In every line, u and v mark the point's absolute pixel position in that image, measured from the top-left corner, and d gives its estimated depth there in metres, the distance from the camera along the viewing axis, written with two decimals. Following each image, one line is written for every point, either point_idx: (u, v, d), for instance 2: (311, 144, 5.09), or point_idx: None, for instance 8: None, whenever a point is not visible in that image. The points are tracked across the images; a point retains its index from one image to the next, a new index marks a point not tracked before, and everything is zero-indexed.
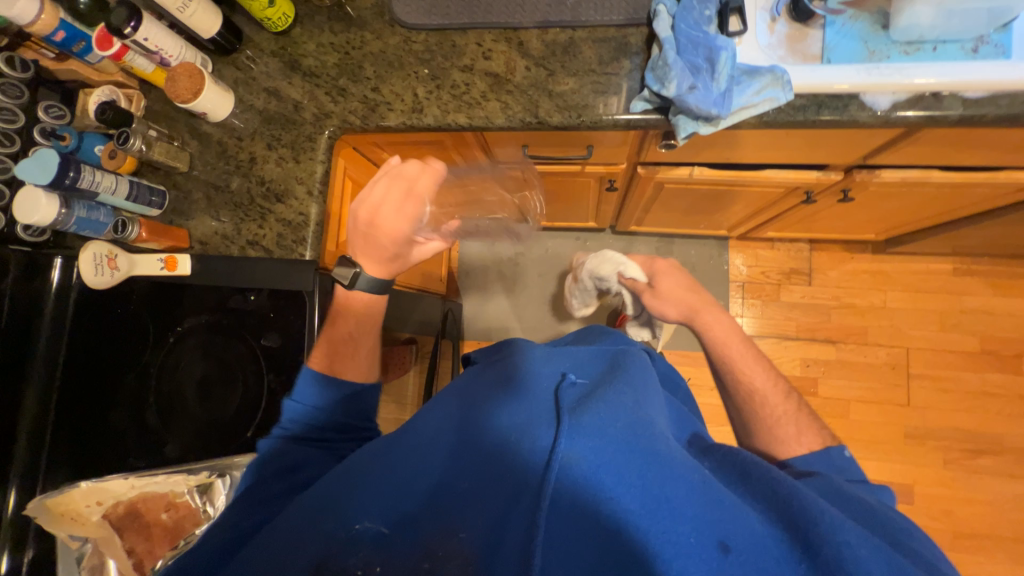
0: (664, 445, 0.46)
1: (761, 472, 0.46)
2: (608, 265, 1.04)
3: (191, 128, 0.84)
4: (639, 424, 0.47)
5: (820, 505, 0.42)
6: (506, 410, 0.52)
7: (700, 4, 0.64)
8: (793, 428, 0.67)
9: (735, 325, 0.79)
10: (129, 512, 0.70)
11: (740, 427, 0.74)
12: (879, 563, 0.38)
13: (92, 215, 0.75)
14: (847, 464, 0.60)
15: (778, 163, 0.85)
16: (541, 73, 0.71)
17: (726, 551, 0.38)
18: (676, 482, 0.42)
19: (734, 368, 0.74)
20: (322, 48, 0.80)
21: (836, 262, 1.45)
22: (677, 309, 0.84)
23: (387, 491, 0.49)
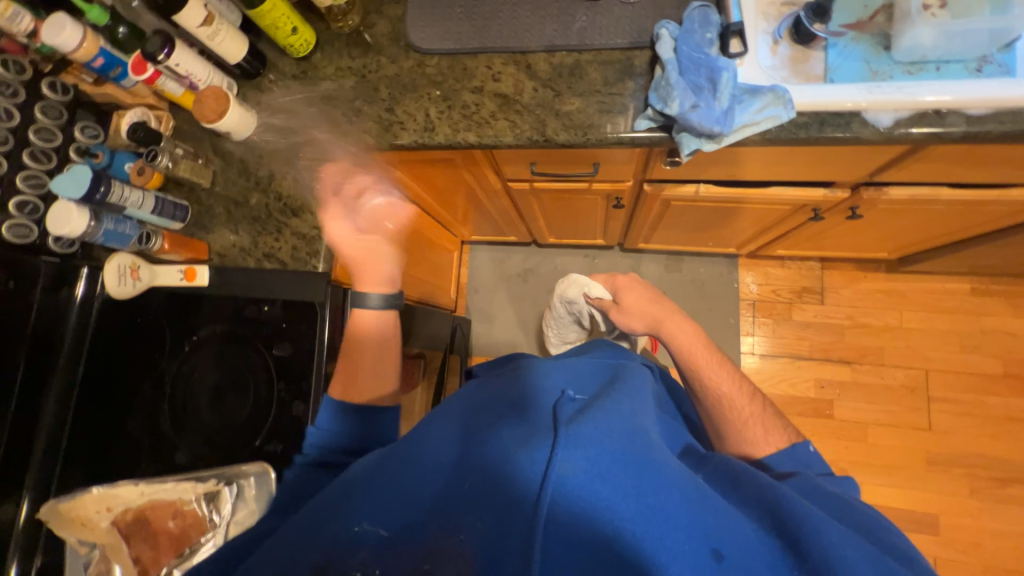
0: (659, 453, 0.47)
1: (751, 478, 0.48)
2: (574, 288, 1.07)
3: (216, 147, 0.88)
4: (634, 434, 0.48)
5: (804, 504, 0.44)
6: (506, 423, 0.52)
7: (702, 28, 0.67)
8: (760, 428, 0.67)
9: (699, 331, 0.80)
10: (137, 519, 0.69)
11: (710, 431, 0.74)
12: (862, 562, 0.40)
13: (118, 228, 0.78)
14: (812, 459, 0.63)
15: (783, 180, 0.85)
16: (548, 94, 0.74)
17: (719, 559, 0.41)
18: (670, 490, 0.44)
19: (701, 374, 0.74)
20: (341, 72, 0.84)
21: (850, 281, 1.43)
22: (642, 323, 0.85)
23: (387, 498, 0.49)
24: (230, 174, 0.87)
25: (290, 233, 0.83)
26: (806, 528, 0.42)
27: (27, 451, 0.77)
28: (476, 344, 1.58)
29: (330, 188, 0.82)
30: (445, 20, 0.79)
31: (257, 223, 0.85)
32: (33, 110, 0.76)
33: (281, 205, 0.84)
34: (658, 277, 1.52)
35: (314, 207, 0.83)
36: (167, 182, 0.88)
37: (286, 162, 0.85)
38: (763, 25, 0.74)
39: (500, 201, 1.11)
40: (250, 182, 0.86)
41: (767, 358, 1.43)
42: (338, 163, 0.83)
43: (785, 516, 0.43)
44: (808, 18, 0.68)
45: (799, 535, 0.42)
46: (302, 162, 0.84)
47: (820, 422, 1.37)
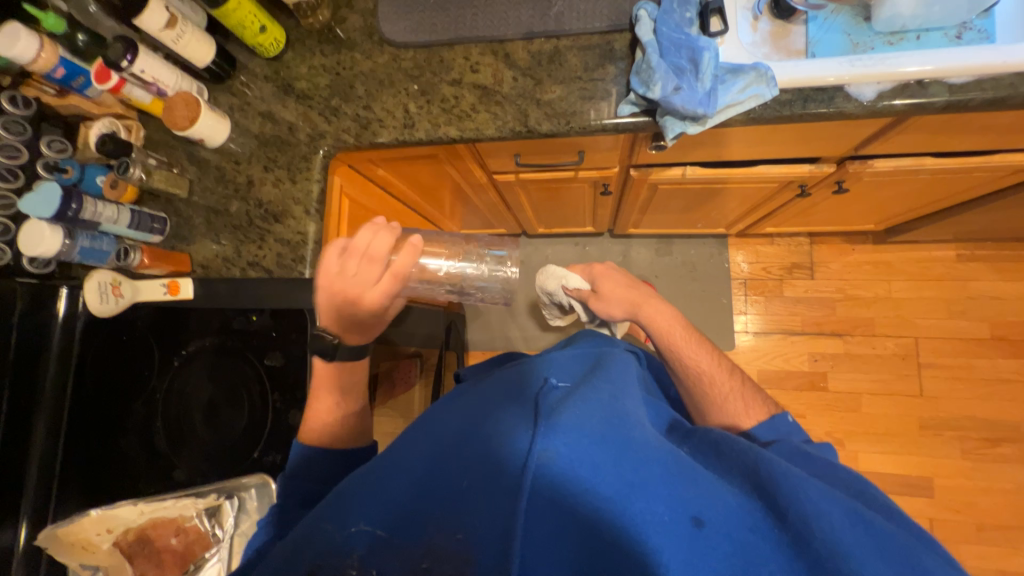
0: (639, 431, 0.47)
1: (732, 445, 0.48)
2: (552, 280, 1.10)
3: (191, 155, 0.86)
4: (615, 416, 0.48)
5: (782, 464, 0.44)
6: (492, 418, 0.53)
7: (681, 7, 0.65)
8: (741, 403, 0.67)
9: (676, 314, 0.82)
10: (139, 539, 0.70)
11: (691, 409, 0.73)
12: (842, 516, 0.40)
13: (95, 244, 0.76)
14: (792, 428, 0.61)
15: (769, 159, 0.85)
16: (528, 82, 0.72)
17: (700, 526, 0.41)
18: (650, 466, 0.44)
19: (681, 354, 0.74)
20: (314, 70, 0.82)
21: (838, 254, 1.44)
22: (620, 308, 0.87)
23: (373, 495, 0.48)
24: (207, 183, 0.85)
25: (273, 240, 0.81)
26: (784, 490, 0.42)
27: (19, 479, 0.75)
28: (472, 338, 1.58)
29: (311, 192, 0.80)
30: (417, 11, 0.77)
31: (239, 231, 0.83)
32: None
33: (262, 211, 0.82)
34: (649, 261, 1.52)
35: (297, 213, 0.81)
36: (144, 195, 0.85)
37: (264, 167, 0.82)
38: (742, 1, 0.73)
39: (486, 194, 1.10)
40: (229, 190, 0.83)
41: (760, 335, 1.45)
42: (318, 165, 0.80)
43: (764, 480, 0.43)
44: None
45: (779, 498, 0.42)
46: (281, 166, 0.82)
47: (815, 395, 1.39)
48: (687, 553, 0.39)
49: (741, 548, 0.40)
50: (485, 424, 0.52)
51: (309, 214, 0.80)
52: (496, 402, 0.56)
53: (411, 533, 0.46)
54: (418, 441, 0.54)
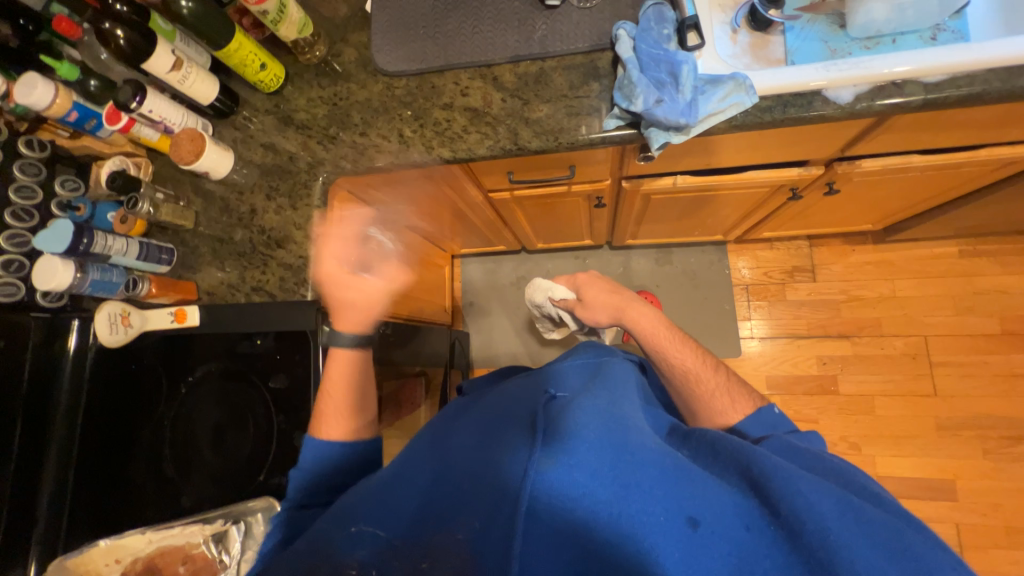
0: (636, 436, 0.47)
1: (725, 443, 0.48)
2: (538, 293, 1.14)
3: (196, 187, 0.89)
4: (613, 422, 0.49)
5: (775, 459, 0.43)
6: (493, 430, 0.53)
7: (658, 24, 0.67)
8: (727, 398, 0.67)
9: (661, 313, 0.82)
10: (145, 570, 0.68)
11: (684, 411, 0.73)
12: (832, 506, 0.40)
13: (106, 276, 0.78)
14: (779, 419, 0.62)
15: (758, 163, 0.86)
16: (517, 103, 0.75)
17: (695, 526, 0.40)
18: (647, 469, 0.44)
19: (666, 354, 0.75)
20: (312, 102, 0.86)
21: (839, 255, 1.44)
22: (605, 314, 0.87)
23: (376, 503, 0.49)
24: (212, 213, 0.87)
25: (276, 264, 0.83)
26: (778, 484, 0.41)
27: (31, 509, 0.76)
28: (476, 356, 1.58)
29: (311, 218, 0.83)
30: (408, 42, 0.81)
31: (242, 258, 0.85)
32: (12, 169, 0.78)
33: (265, 238, 0.84)
34: (649, 271, 1.53)
35: (298, 238, 0.83)
36: (152, 228, 0.88)
37: (266, 196, 0.85)
38: (719, 15, 0.76)
39: (483, 212, 1.12)
40: (233, 219, 0.86)
41: (765, 340, 1.44)
42: (317, 191, 0.83)
43: (757, 475, 0.43)
44: (764, 5, 0.70)
45: (773, 492, 0.41)
46: (282, 194, 0.85)
47: (827, 399, 1.36)
48: (683, 553, 0.39)
49: (735, 543, 0.40)
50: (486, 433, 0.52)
51: (310, 239, 0.82)
52: (496, 414, 0.56)
53: (411, 543, 0.46)
54: (419, 454, 0.54)
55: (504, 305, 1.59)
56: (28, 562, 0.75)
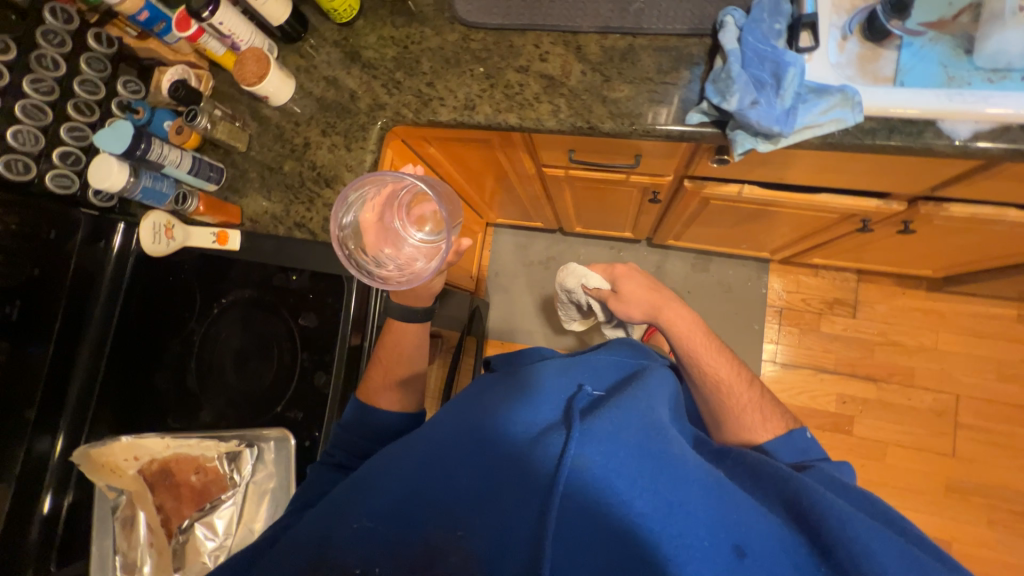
0: (675, 450, 0.48)
1: (772, 471, 0.51)
2: (571, 277, 1.05)
3: (253, 110, 0.87)
4: (651, 429, 0.50)
5: (822, 493, 0.46)
6: (521, 415, 0.53)
7: (770, 16, 0.61)
8: (758, 415, 0.68)
9: (697, 317, 0.79)
10: (162, 470, 0.76)
11: (707, 419, 0.74)
12: (887, 552, 0.41)
13: (156, 185, 0.78)
14: (809, 444, 0.64)
15: (837, 187, 0.80)
16: (597, 78, 0.70)
17: (740, 554, 0.42)
18: (688, 486, 0.45)
19: (700, 362, 0.74)
20: (382, 41, 0.82)
21: (886, 296, 1.38)
22: (640, 311, 0.84)
23: (393, 485, 0.50)
24: (266, 140, 0.86)
25: (322, 204, 0.82)
26: (829, 521, 0.43)
27: (64, 389, 0.82)
28: (492, 326, 1.58)
29: (364, 162, 0.81)
30: None
31: (290, 190, 0.83)
32: (80, 62, 0.78)
33: (315, 174, 0.82)
34: (683, 275, 1.49)
35: (347, 180, 0.81)
36: (204, 144, 0.87)
37: (322, 131, 0.83)
38: (833, 18, 0.70)
39: (531, 185, 1.08)
40: (286, 150, 0.84)
41: (786, 367, 1.40)
42: (374, 136, 0.81)
43: (805, 507, 0.45)
44: (887, 16, 0.64)
45: (823, 529, 0.43)
46: (338, 133, 0.82)
47: (837, 438, 1.34)
48: None
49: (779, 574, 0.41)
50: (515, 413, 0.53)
51: None
52: (526, 392, 0.56)
53: (441, 517, 0.47)
54: (448, 423, 0.55)
55: (529, 282, 1.58)
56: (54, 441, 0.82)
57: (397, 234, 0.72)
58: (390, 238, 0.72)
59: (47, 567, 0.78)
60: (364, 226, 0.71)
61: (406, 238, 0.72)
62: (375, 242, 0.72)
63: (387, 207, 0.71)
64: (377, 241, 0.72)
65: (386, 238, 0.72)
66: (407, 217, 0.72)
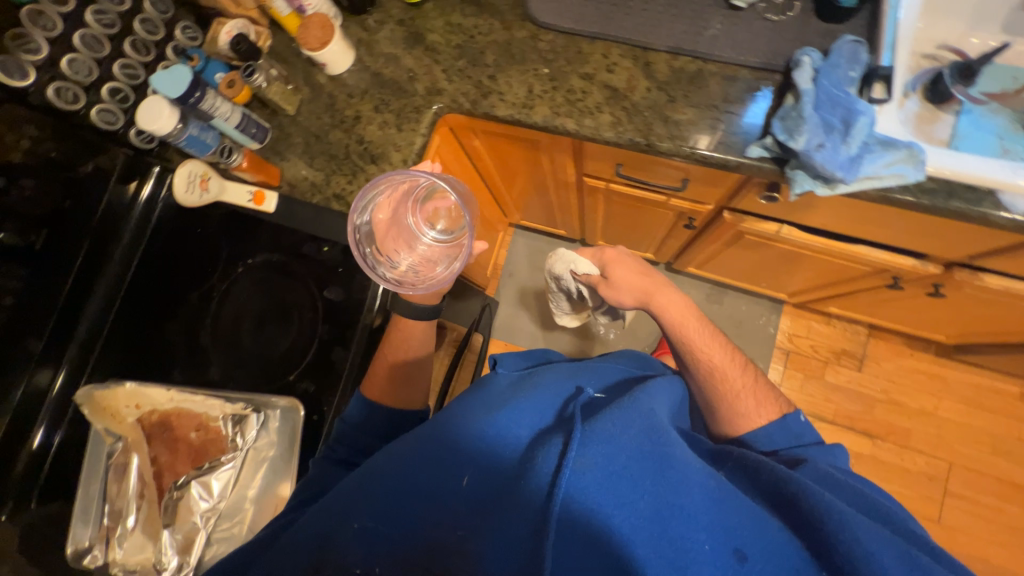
0: (675, 451, 0.47)
1: (767, 471, 0.49)
2: (560, 263, 1.02)
3: (308, 76, 0.86)
4: (651, 430, 0.49)
5: (821, 495, 0.45)
6: (519, 417, 0.52)
7: (848, 63, 0.61)
8: (753, 401, 0.66)
9: (690, 302, 0.77)
10: (161, 423, 0.75)
11: (700, 407, 0.72)
12: (887, 555, 0.40)
13: (202, 135, 0.76)
14: (804, 428, 0.64)
15: (875, 241, 0.81)
16: (661, 97, 0.70)
17: (741, 559, 0.41)
18: (689, 489, 0.44)
19: (693, 348, 0.72)
20: (449, 28, 0.82)
21: (894, 354, 1.39)
22: (631, 296, 0.80)
23: (389, 487, 0.48)
24: (316, 107, 0.84)
25: (364, 179, 0.80)
26: (829, 525, 0.42)
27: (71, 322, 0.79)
28: (499, 326, 1.57)
29: (413, 144, 0.79)
30: None
31: (333, 161, 0.81)
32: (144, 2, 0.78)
33: (361, 148, 0.81)
34: (696, 304, 1.49)
35: (394, 159, 0.79)
36: (253, 102, 0.86)
37: (375, 107, 0.82)
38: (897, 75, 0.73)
39: (567, 193, 1.08)
40: (335, 120, 0.83)
41: None
42: (427, 120, 0.80)
43: (804, 507, 0.44)
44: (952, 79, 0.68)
45: (824, 534, 0.42)
46: (391, 111, 0.81)
47: None
48: None
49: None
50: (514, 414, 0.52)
51: (406, 164, 0.79)
52: (526, 395, 0.56)
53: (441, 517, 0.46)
54: (444, 422, 0.54)
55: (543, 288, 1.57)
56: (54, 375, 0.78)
57: (410, 232, 0.71)
58: (404, 238, 0.71)
59: (27, 504, 0.75)
60: (380, 228, 0.71)
61: (419, 237, 0.71)
62: (388, 241, 0.71)
63: (398, 205, 0.70)
64: (391, 240, 0.71)
65: (398, 237, 0.71)
66: (422, 214, 0.70)
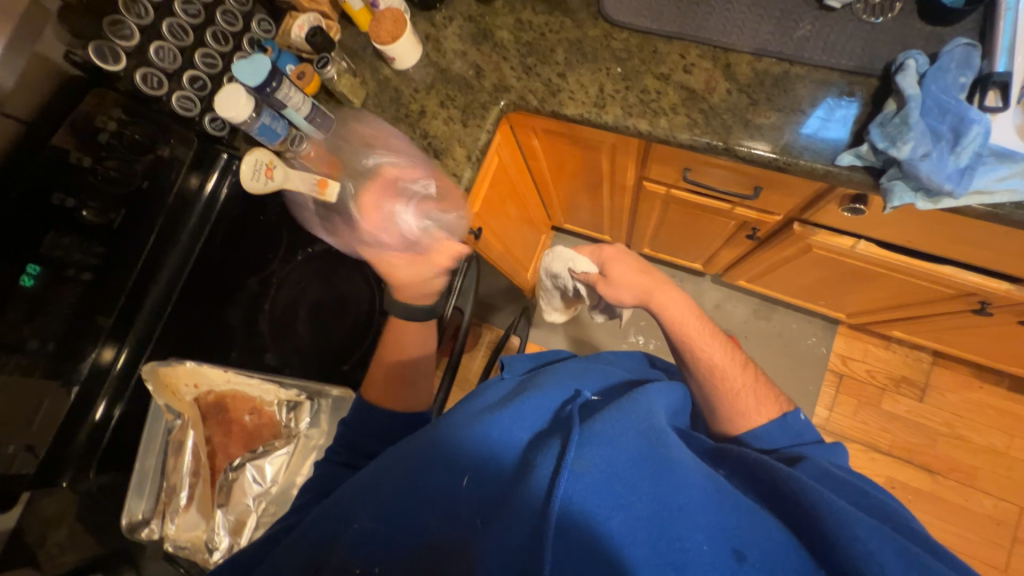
0: (674, 450, 0.44)
1: (765, 468, 0.45)
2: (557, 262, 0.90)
3: (375, 70, 0.86)
4: (651, 430, 0.45)
5: (826, 494, 0.41)
6: (513, 415, 0.48)
7: (959, 67, 0.56)
8: (752, 400, 0.64)
9: (692, 301, 0.73)
10: (217, 403, 0.78)
11: (700, 408, 0.69)
12: (894, 556, 0.37)
13: (273, 124, 0.76)
14: (804, 427, 0.62)
15: (966, 261, 0.75)
16: (743, 100, 0.67)
17: (740, 560, 0.38)
18: (688, 489, 0.41)
19: (693, 346, 0.69)
20: (519, 24, 0.81)
21: (960, 385, 1.29)
22: (631, 296, 0.76)
23: (384, 488, 0.47)
24: (382, 100, 0.84)
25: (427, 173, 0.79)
26: (832, 524, 0.39)
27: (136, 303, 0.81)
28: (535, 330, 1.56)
29: (478, 140, 0.78)
30: None
31: (397, 154, 0.81)
32: None
33: (425, 143, 0.80)
34: (744, 319, 1.43)
35: (457, 154, 0.78)
36: (320, 94, 0.86)
37: (440, 102, 0.81)
38: None
39: (621, 197, 1.05)
40: (399, 113, 0.82)
41: (835, 438, 1.32)
42: (493, 117, 0.79)
43: (805, 507, 0.41)
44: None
45: (828, 533, 0.39)
46: (457, 107, 0.80)
47: None
48: None
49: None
50: (504, 417, 0.48)
51: (470, 160, 0.78)
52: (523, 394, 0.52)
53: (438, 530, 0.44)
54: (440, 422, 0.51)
55: None
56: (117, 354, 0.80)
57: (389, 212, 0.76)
58: (385, 219, 0.76)
59: (86, 474, 0.78)
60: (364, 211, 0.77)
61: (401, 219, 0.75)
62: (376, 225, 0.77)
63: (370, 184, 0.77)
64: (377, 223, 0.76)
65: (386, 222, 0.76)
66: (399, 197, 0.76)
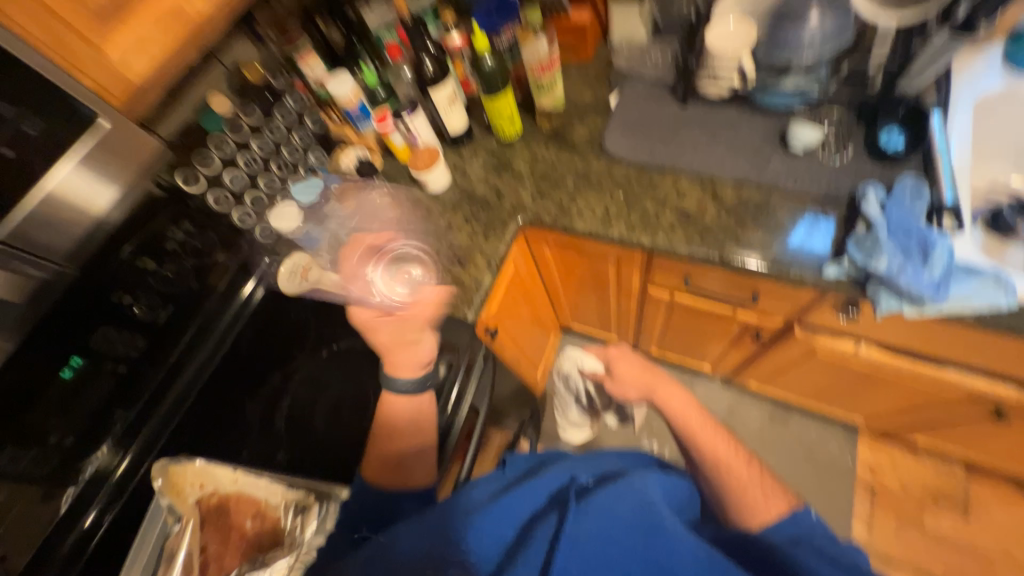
0: (665, 522, 0.51)
1: (754, 542, 0.55)
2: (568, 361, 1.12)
3: (409, 192, 1.00)
4: (642, 505, 0.52)
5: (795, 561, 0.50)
6: (516, 495, 0.57)
7: (913, 197, 0.66)
8: (760, 491, 0.62)
9: (692, 398, 0.78)
10: (218, 506, 0.73)
11: (710, 506, 0.65)
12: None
13: (317, 233, 0.90)
14: (816, 525, 0.58)
15: (968, 366, 0.77)
16: (731, 220, 0.77)
17: None
18: (677, 555, 0.48)
19: (698, 441, 0.71)
20: (534, 159, 0.96)
21: (1002, 501, 1.21)
22: (635, 390, 0.83)
23: (389, 554, 0.53)
24: (414, 216, 0.97)
25: (451, 278, 0.88)
26: None
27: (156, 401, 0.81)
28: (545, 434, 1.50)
29: (497, 251, 0.89)
30: (639, 138, 0.89)
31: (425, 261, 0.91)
32: (292, 133, 0.94)
33: (450, 252, 0.91)
34: (760, 424, 1.39)
35: (479, 261, 0.89)
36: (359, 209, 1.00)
37: (465, 219, 0.94)
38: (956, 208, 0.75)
39: (627, 301, 1.12)
40: (429, 227, 0.94)
41: (881, 565, 1.19)
42: (510, 231, 0.90)
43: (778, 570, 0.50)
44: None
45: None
46: (479, 223, 0.93)
47: None
48: None
49: None
50: (504, 500, 0.56)
51: (489, 267, 0.88)
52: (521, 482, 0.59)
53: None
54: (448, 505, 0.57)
55: None
56: (119, 458, 0.76)
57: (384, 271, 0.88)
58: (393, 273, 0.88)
59: None
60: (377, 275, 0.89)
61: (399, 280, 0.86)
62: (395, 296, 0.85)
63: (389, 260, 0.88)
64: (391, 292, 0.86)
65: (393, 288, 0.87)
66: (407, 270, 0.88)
